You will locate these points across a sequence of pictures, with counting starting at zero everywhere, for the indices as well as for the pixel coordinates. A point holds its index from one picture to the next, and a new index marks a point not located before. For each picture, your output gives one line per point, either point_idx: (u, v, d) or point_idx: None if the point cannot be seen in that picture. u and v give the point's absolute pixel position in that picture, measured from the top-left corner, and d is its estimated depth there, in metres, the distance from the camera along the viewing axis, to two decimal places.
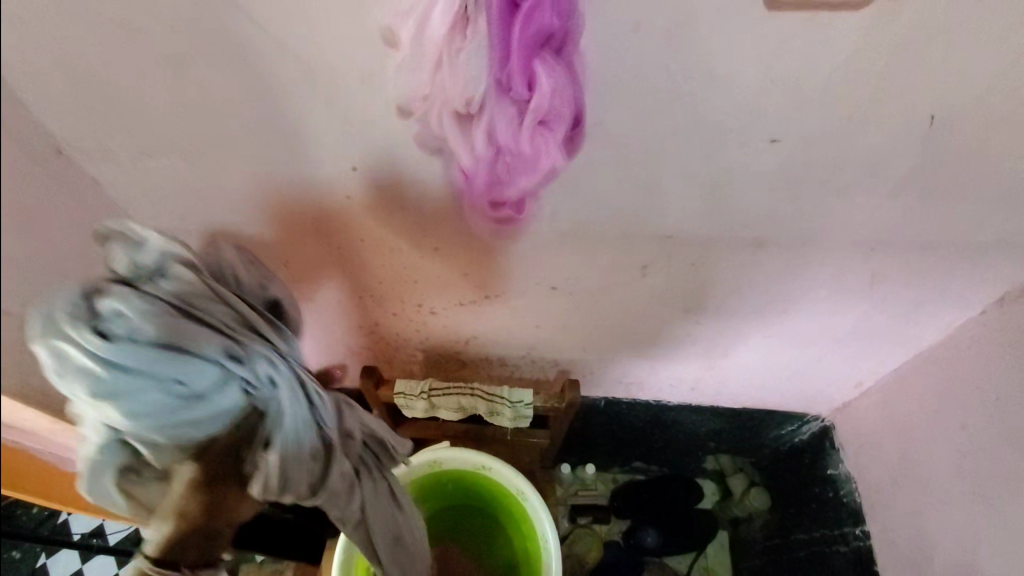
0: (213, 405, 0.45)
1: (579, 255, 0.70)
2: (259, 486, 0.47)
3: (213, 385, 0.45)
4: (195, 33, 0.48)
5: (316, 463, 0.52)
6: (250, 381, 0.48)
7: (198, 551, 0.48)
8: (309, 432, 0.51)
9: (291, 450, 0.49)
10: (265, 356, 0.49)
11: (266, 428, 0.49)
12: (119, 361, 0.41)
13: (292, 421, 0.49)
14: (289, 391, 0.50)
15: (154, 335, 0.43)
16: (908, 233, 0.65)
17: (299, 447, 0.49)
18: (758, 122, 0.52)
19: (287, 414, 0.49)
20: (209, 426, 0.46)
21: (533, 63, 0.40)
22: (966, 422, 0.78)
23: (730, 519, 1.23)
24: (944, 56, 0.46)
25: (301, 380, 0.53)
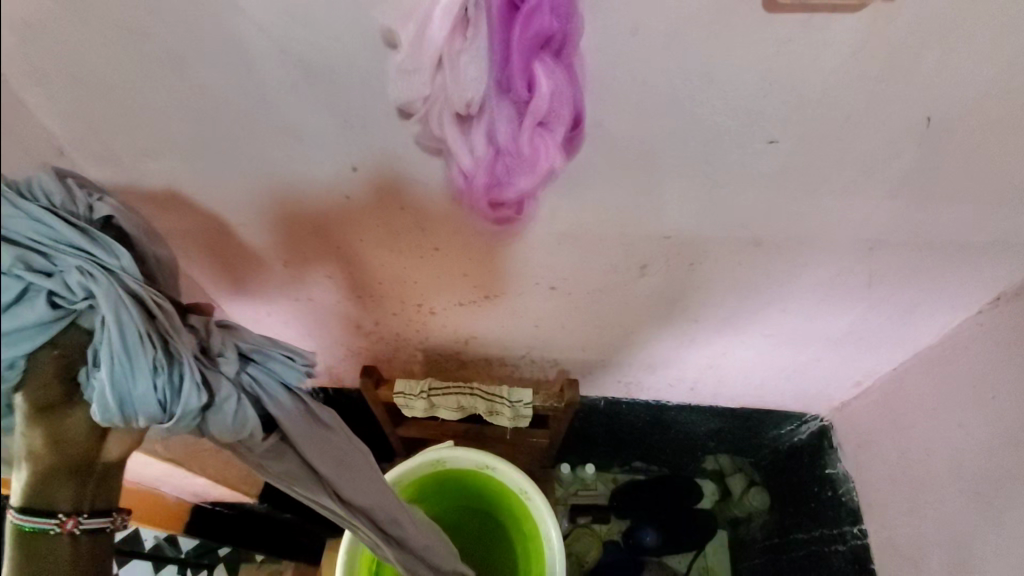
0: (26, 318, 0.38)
1: (578, 256, 0.71)
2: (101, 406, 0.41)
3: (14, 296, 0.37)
4: (198, 35, 0.48)
5: (168, 382, 0.43)
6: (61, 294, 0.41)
7: (74, 494, 0.43)
8: (140, 357, 0.42)
9: (133, 361, 0.42)
10: (85, 273, 0.42)
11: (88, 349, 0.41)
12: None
13: (121, 333, 0.41)
14: (124, 304, 0.43)
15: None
16: (905, 233, 0.65)
17: (142, 358, 0.42)
18: (757, 124, 0.52)
19: (111, 338, 0.41)
20: (24, 345, 0.38)
21: (532, 65, 0.41)
22: (963, 421, 0.79)
23: (729, 519, 1.24)
24: (940, 60, 0.47)
25: (133, 294, 0.45)
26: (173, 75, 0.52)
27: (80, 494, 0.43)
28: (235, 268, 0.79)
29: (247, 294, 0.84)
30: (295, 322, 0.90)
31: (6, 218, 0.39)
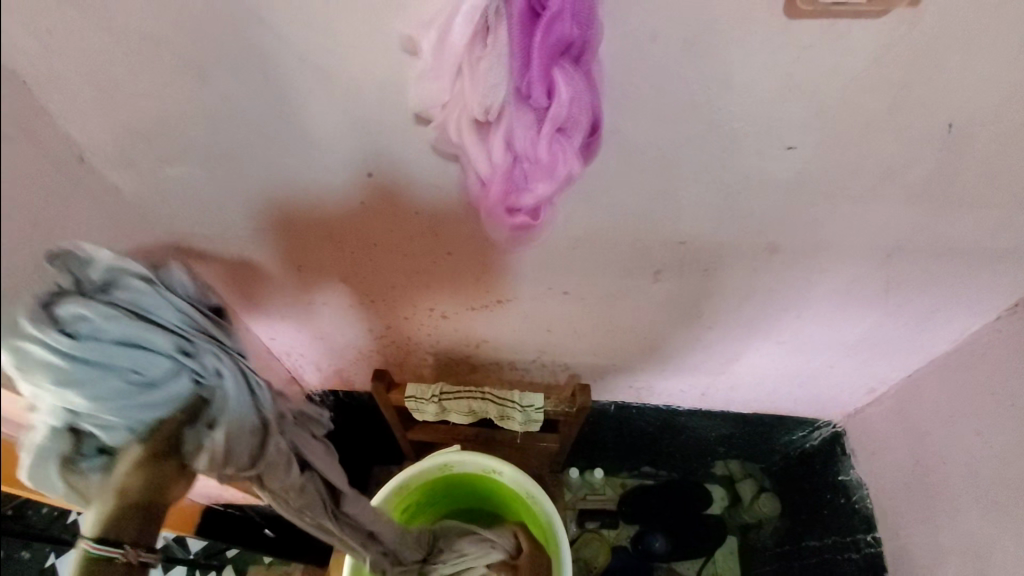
0: (166, 391, 0.42)
1: (591, 261, 0.70)
2: (208, 458, 0.43)
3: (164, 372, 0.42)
4: (218, 44, 0.48)
5: (256, 438, 0.47)
6: (200, 371, 0.45)
7: (140, 536, 0.43)
8: (247, 421, 0.46)
9: (238, 423, 0.46)
10: (218, 352, 0.47)
11: (208, 412, 0.45)
12: (70, 347, 0.37)
13: (236, 402, 0.46)
14: (238, 383, 0.47)
15: (110, 326, 0.40)
16: (924, 239, 0.65)
17: (240, 421, 0.46)
18: (775, 130, 0.52)
19: (232, 404, 0.46)
20: (154, 414, 0.42)
21: (552, 72, 0.41)
22: (980, 428, 0.78)
23: (738, 525, 1.22)
24: (962, 65, 0.46)
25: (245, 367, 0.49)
26: (192, 82, 0.52)
27: (144, 535, 0.43)
28: (249, 272, 0.79)
29: (260, 297, 0.85)
30: (307, 326, 0.90)
31: (151, 303, 0.45)
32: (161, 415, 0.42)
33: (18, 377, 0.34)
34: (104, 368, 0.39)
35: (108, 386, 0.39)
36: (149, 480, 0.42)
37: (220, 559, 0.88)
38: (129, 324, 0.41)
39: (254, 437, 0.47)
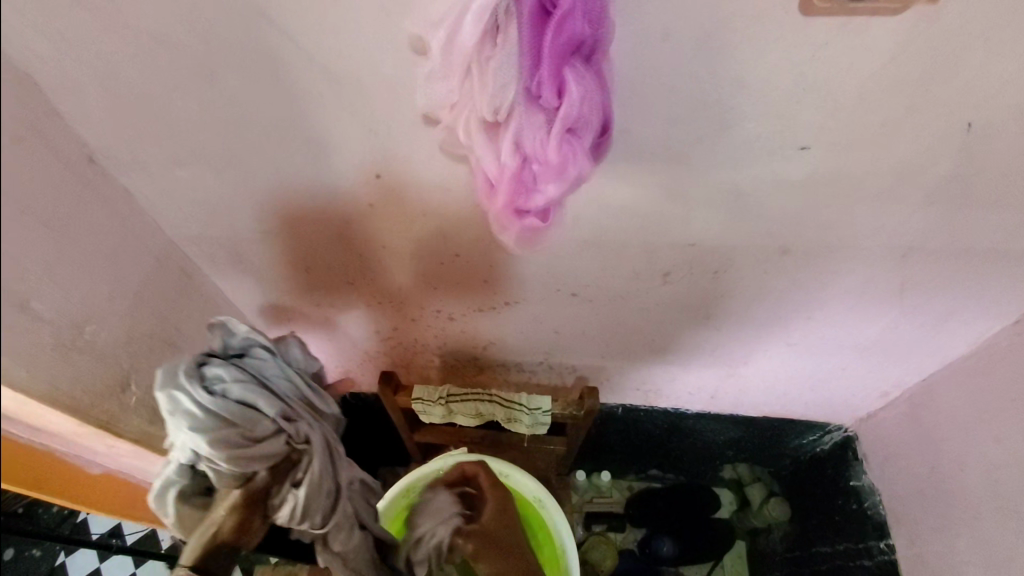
0: (275, 447, 0.53)
1: (601, 262, 0.70)
2: (288, 512, 0.53)
3: (273, 433, 0.54)
4: (226, 45, 0.48)
5: (330, 499, 0.58)
6: (295, 435, 0.56)
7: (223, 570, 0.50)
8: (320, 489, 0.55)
9: (315, 486, 0.55)
10: (310, 422, 0.59)
11: (295, 473, 0.55)
12: (207, 403, 0.50)
13: (318, 467, 0.56)
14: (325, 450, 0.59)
15: (236, 390, 0.53)
16: (941, 240, 0.63)
17: (314, 489, 0.55)
18: (789, 131, 0.51)
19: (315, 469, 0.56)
20: (258, 466, 0.52)
21: (562, 71, 0.40)
22: (999, 435, 0.76)
23: (748, 530, 1.22)
24: (984, 63, 0.45)
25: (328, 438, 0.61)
26: (201, 84, 0.52)
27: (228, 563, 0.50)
28: (258, 273, 0.80)
29: (269, 299, 0.85)
30: (315, 328, 0.90)
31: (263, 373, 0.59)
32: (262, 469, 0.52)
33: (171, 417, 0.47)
34: (223, 423, 0.50)
35: (224, 438, 0.49)
36: (244, 526, 0.50)
37: None
38: (251, 390, 0.54)
39: (329, 498, 0.58)
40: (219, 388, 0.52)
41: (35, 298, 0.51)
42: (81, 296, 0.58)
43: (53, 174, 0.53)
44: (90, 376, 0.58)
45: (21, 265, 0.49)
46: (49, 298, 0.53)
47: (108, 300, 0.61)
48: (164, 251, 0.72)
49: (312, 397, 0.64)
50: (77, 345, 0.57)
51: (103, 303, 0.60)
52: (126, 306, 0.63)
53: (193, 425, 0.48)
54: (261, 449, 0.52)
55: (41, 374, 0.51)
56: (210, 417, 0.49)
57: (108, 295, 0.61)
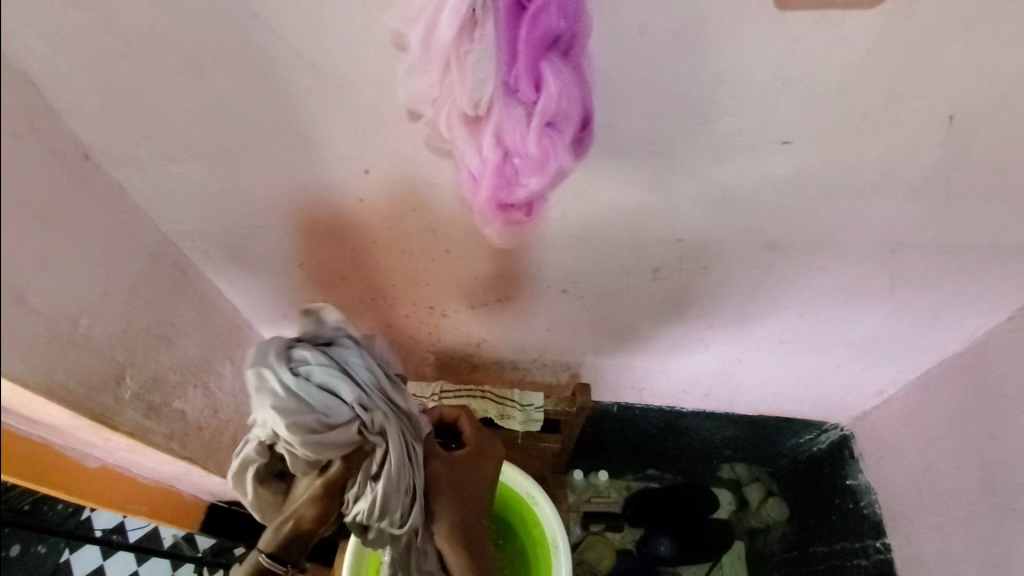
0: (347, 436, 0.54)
1: (590, 258, 0.70)
2: (365, 505, 0.55)
3: (348, 420, 0.55)
4: (215, 41, 0.49)
5: (407, 496, 0.58)
6: (369, 425, 0.56)
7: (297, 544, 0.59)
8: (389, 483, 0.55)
9: (393, 483, 0.56)
10: (387, 413, 0.58)
11: (370, 464, 0.57)
12: (290, 385, 0.54)
13: (394, 468, 0.56)
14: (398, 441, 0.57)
15: (317, 374, 0.56)
16: (928, 236, 0.64)
17: (390, 488, 0.56)
18: (771, 125, 0.51)
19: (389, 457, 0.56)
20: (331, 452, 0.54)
21: (540, 65, 0.41)
22: (994, 432, 0.76)
23: (747, 530, 1.22)
24: (963, 54, 0.46)
25: (406, 435, 0.60)
26: (191, 81, 0.53)
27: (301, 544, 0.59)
28: (253, 269, 0.81)
29: (265, 294, 0.86)
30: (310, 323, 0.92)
31: (346, 360, 0.60)
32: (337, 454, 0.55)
33: (259, 396, 0.53)
34: (299, 408, 0.53)
35: (302, 423, 0.53)
36: (322, 516, 0.58)
37: (226, 557, 0.90)
38: (332, 374, 0.56)
39: (406, 496, 0.58)
40: (304, 371, 0.56)
41: (31, 289, 0.52)
42: (76, 291, 0.59)
43: (41, 167, 0.54)
44: (85, 369, 0.59)
45: (18, 258, 0.50)
46: (45, 290, 0.54)
47: (101, 296, 0.62)
48: (158, 247, 0.74)
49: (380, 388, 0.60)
50: (73, 337, 0.58)
51: (98, 297, 0.62)
52: (120, 301, 0.65)
53: (275, 406, 0.53)
54: (337, 437, 0.54)
55: (37, 366, 0.53)
56: (293, 400, 0.53)
57: (102, 291, 0.62)
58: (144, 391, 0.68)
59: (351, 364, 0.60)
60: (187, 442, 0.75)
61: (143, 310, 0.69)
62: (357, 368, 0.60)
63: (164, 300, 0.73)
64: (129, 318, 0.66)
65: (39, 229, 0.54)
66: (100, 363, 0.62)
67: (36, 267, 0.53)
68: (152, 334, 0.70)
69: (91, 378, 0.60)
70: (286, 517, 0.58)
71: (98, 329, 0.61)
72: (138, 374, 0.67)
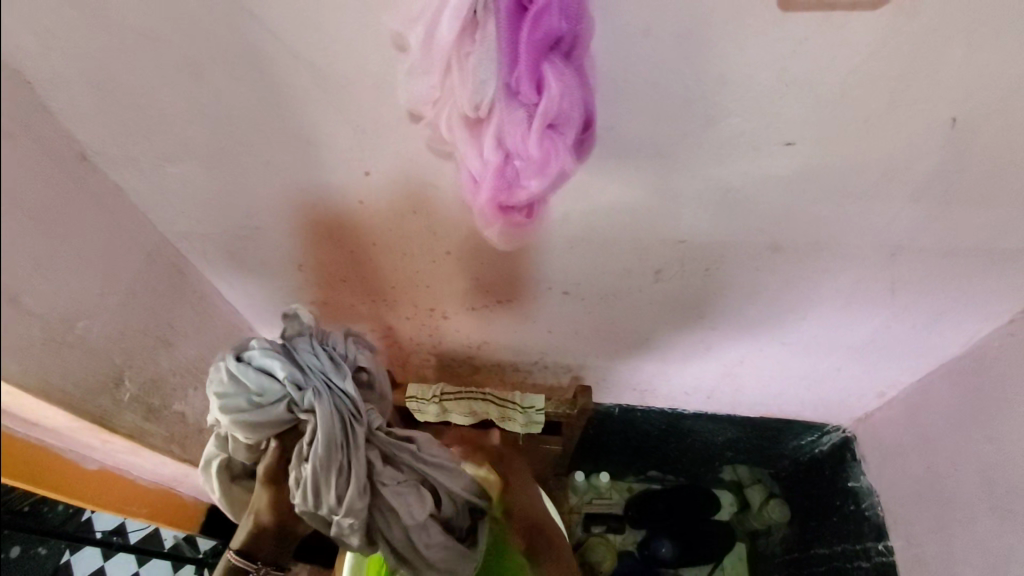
0: (274, 413, 0.57)
1: (591, 260, 0.70)
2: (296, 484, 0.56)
3: (279, 400, 0.58)
4: (213, 41, 0.49)
5: (342, 475, 0.57)
6: (300, 405, 0.59)
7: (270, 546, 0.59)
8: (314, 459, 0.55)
9: (320, 459, 0.56)
10: (320, 393, 0.60)
11: (302, 444, 0.57)
12: (231, 372, 0.58)
13: (315, 443, 0.56)
14: (329, 418, 0.58)
15: (255, 360, 0.60)
16: (931, 239, 0.63)
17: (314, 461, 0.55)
18: (773, 126, 0.51)
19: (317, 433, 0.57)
20: (261, 430, 0.57)
21: (542, 67, 0.40)
22: (994, 435, 0.76)
23: (748, 532, 1.21)
24: (966, 57, 0.45)
25: (345, 414, 0.61)
26: (189, 81, 0.53)
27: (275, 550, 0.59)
28: (253, 270, 0.81)
29: (265, 295, 0.86)
30: None
31: (296, 353, 0.64)
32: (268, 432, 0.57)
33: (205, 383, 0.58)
34: (237, 391, 0.57)
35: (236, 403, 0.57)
36: (277, 507, 0.59)
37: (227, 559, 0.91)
38: (270, 360, 0.60)
39: (340, 474, 0.57)
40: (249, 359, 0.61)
41: (28, 291, 0.52)
42: (73, 292, 0.58)
43: (38, 168, 0.54)
44: (81, 371, 0.59)
45: (14, 261, 0.50)
46: (42, 292, 0.54)
47: (99, 297, 0.62)
48: (157, 248, 0.73)
49: (322, 373, 0.63)
50: (69, 340, 0.58)
51: (95, 299, 0.61)
52: (117, 302, 0.65)
53: (215, 391, 0.57)
54: (265, 415, 0.57)
55: (33, 368, 0.52)
56: (229, 382, 0.58)
57: (99, 293, 0.62)
58: (142, 393, 0.68)
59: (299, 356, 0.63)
60: (185, 444, 0.75)
61: (141, 312, 0.68)
62: (303, 358, 0.63)
63: (163, 301, 0.73)
64: (127, 320, 0.66)
65: (36, 231, 0.54)
66: (97, 366, 0.61)
67: (33, 269, 0.53)
68: (151, 335, 0.70)
69: (87, 380, 0.60)
70: (249, 515, 0.60)
71: (94, 332, 0.61)
72: (136, 376, 0.67)
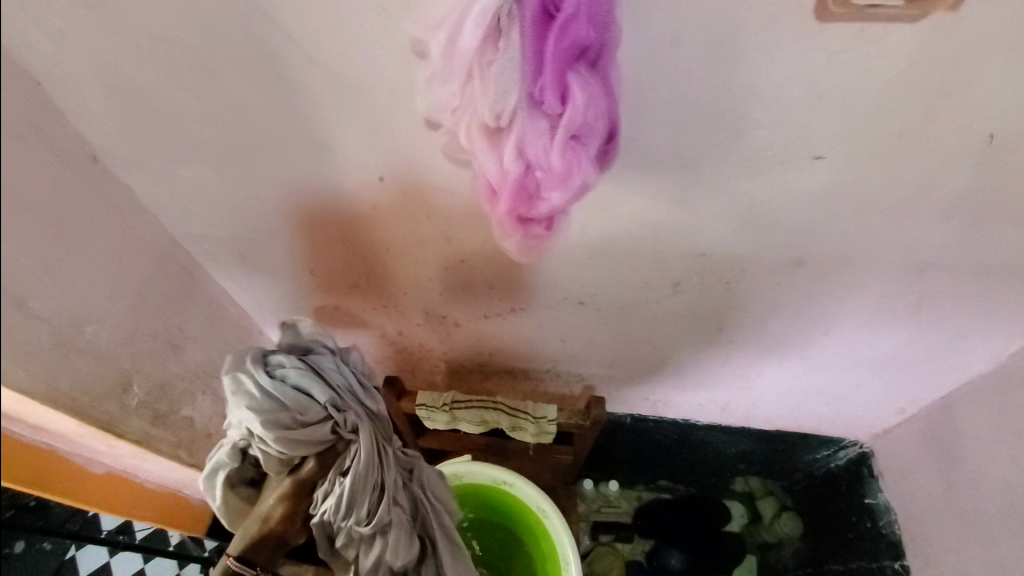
0: (317, 432, 0.54)
1: (607, 271, 0.68)
2: (329, 501, 0.53)
3: (321, 419, 0.55)
4: (227, 43, 0.48)
5: (374, 491, 0.55)
6: (341, 423, 0.56)
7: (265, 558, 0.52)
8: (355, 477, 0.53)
9: (360, 477, 0.54)
10: (359, 412, 0.57)
11: (341, 461, 0.55)
12: (264, 386, 0.54)
13: (362, 461, 0.54)
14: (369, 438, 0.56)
15: (293, 377, 0.55)
16: (961, 256, 0.61)
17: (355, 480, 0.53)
18: (803, 139, 0.49)
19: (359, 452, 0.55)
20: (299, 448, 0.53)
21: (567, 76, 0.39)
22: (1016, 455, 0.73)
23: (759, 545, 1.17)
24: (1009, 71, 0.43)
25: (379, 434, 0.59)
26: (203, 85, 0.52)
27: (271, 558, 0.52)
28: (264, 274, 0.80)
29: (276, 299, 0.85)
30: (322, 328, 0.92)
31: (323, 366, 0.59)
32: (306, 451, 0.54)
33: (232, 396, 0.52)
34: (273, 407, 0.53)
35: (276, 420, 0.53)
36: (292, 516, 0.53)
37: None
38: (307, 377, 0.56)
39: (373, 492, 0.55)
40: (280, 373, 0.56)
41: (36, 297, 0.51)
42: (82, 296, 0.58)
43: (48, 170, 0.53)
44: (89, 376, 0.58)
45: (22, 266, 0.49)
46: (49, 297, 0.53)
47: (109, 301, 0.61)
48: (167, 251, 0.72)
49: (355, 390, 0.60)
50: (76, 345, 0.57)
51: (105, 302, 0.61)
52: (128, 305, 0.64)
53: (248, 405, 0.52)
54: (309, 433, 0.53)
55: (40, 374, 0.51)
56: (264, 397, 0.53)
57: (109, 296, 0.61)
58: (150, 398, 0.67)
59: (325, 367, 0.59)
60: (192, 449, 0.74)
61: (150, 315, 0.68)
62: (331, 374, 0.59)
63: (172, 304, 0.72)
64: (136, 324, 0.65)
65: (46, 233, 0.53)
66: (105, 370, 0.60)
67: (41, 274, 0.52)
68: (160, 340, 0.69)
69: (95, 385, 0.59)
70: (251, 519, 0.53)
71: (102, 336, 0.60)
72: (144, 381, 0.66)
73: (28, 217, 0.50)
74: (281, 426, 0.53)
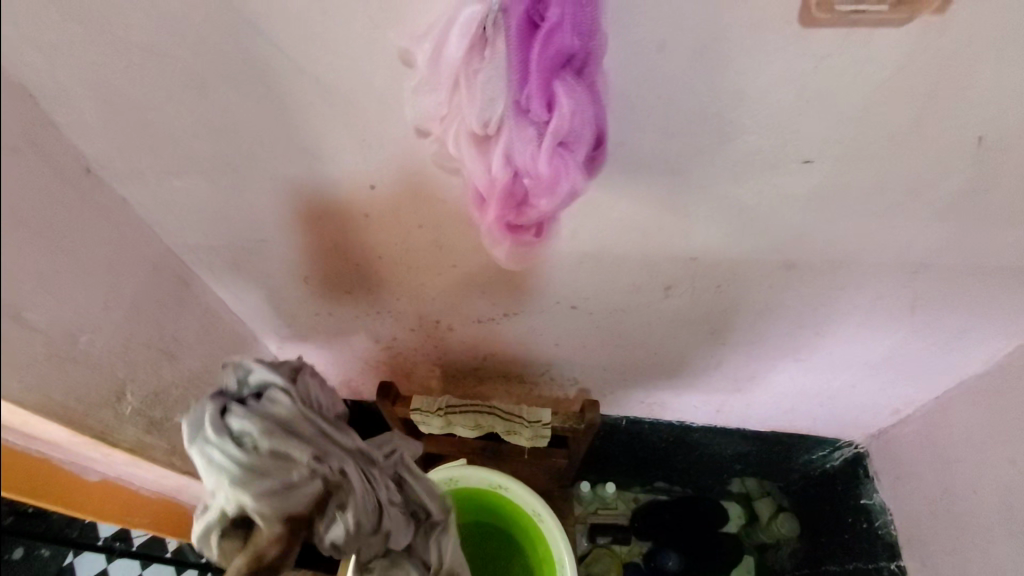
0: (309, 490, 0.49)
1: (601, 276, 0.69)
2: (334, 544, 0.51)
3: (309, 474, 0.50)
4: (218, 55, 0.48)
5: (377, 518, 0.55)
6: (331, 470, 0.52)
7: None
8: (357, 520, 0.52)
9: (361, 516, 0.52)
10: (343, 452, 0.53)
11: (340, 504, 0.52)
12: (235, 456, 0.46)
13: (362, 498, 0.53)
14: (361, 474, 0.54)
15: (263, 438, 0.48)
16: (952, 257, 0.61)
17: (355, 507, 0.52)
18: (792, 144, 0.49)
19: (355, 496, 0.52)
20: (297, 509, 0.49)
21: (552, 85, 0.39)
22: (1014, 456, 0.73)
23: (756, 546, 1.20)
24: (996, 75, 0.43)
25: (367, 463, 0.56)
26: (195, 96, 0.52)
27: None
28: (257, 281, 0.80)
29: (270, 305, 0.85)
30: (316, 332, 0.92)
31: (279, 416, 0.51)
32: (302, 510, 0.49)
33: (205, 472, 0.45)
34: (252, 476, 0.46)
35: (263, 491, 0.46)
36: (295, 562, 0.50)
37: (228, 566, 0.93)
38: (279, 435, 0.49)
39: (376, 521, 0.55)
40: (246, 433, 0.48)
41: (33, 307, 0.51)
42: (77, 307, 0.58)
43: (40, 182, 0.53)
44: (83, 387, 0.58)
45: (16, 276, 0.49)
46: (46, 307, 0.53)
47: (103, 311, 0.61)
48: (161, 260, 0.73)
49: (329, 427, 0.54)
50: (72, 356, 0.57)
51: (99, 313, 0.61)
52: (122, 315, 0.64)
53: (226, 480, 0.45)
54: (300, 497, 0.49)
55: (35, 386, 0.52)
56: (240, 467, 0.46)
57: (104, 306, 0.61)
58: (145, 406, 0.67)
59: (277, 414, 0.51)
60: (188, 457, 0.74)
61: (144, 325, 0.68)
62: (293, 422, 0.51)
63: (166, 312, 0.72)
64: (131, 333, 0.65)
65: (40, 245, 0.53)
66: (98, 381, 0.60)
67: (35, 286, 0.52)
68: (154, 348, 0.69)
69: (88, 396, 0.59)
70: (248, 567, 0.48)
71: (96, 346, 0.60)
72: (139, 391, 0.66)
73: (23, 229, 0.50)
74: (269, 494, 0.47)
